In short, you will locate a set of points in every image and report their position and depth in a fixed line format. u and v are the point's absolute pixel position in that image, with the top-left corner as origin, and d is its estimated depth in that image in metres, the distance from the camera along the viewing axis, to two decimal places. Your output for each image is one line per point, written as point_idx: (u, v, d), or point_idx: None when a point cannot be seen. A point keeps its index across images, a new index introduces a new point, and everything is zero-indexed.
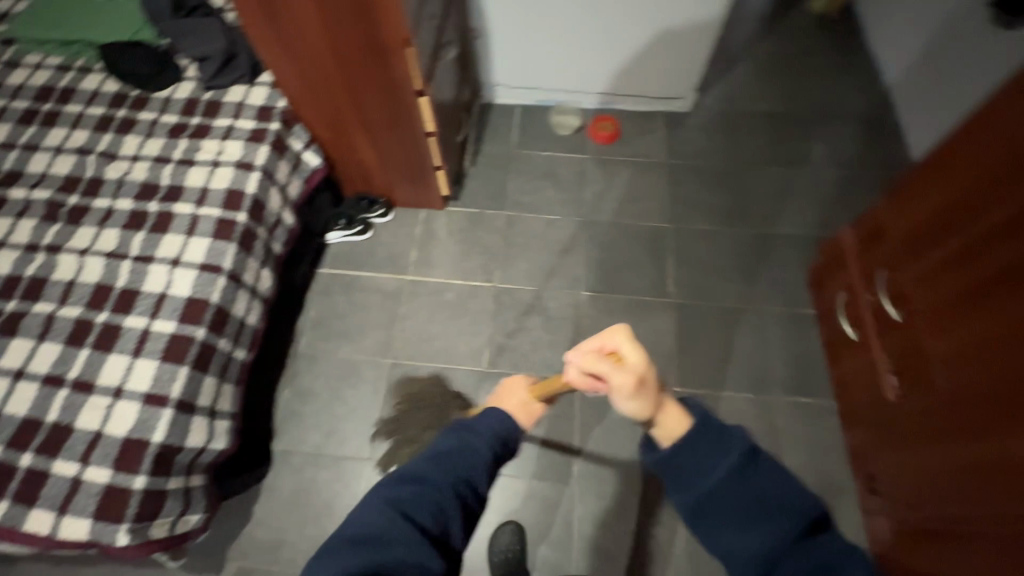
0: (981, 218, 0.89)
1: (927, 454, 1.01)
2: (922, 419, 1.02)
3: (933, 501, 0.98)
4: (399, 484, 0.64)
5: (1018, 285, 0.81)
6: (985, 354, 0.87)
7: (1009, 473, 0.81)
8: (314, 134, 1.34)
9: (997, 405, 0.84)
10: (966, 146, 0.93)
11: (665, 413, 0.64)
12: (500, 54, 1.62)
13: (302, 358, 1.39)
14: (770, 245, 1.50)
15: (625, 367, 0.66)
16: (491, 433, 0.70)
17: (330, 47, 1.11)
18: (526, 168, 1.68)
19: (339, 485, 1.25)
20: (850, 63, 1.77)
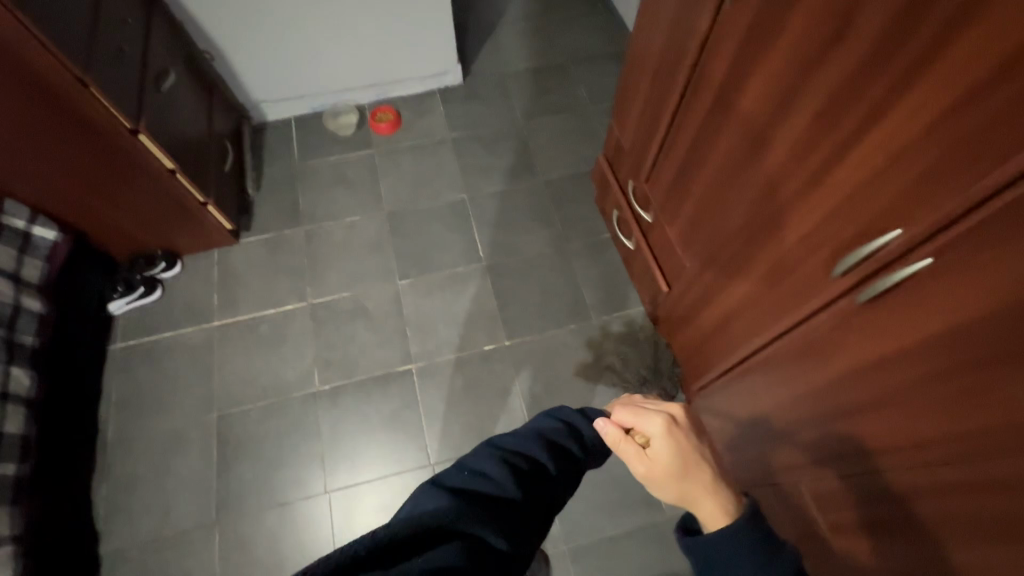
0: (672, 89, 0.98)
1: (710, 314, 1.08)
2: (698, 287, 1.10)
3: (729, 354, 1.05)
4: (507, 438, 0.63)
5: (721, 122, 0.87)
6: (717, 199, 0.93)
7: (769, 291, 0.86)
8: (34, 206, 1.18)
9: (741, 237, 0.90)
10: (645, 45, 1.05)
11: (699, 505, 0.61)
12: (248, 70, 1.57)
13: (113, 446, 1.26)
14: (558, 188, 1.62)
15: (647, 461, 0.64)
16: (589, 422, 0.71)
17: (12, 118, 1.00)
18: (316, 176, 1.63)
19: (189, 559, 1.17)
20: (587, 11, 1.97)
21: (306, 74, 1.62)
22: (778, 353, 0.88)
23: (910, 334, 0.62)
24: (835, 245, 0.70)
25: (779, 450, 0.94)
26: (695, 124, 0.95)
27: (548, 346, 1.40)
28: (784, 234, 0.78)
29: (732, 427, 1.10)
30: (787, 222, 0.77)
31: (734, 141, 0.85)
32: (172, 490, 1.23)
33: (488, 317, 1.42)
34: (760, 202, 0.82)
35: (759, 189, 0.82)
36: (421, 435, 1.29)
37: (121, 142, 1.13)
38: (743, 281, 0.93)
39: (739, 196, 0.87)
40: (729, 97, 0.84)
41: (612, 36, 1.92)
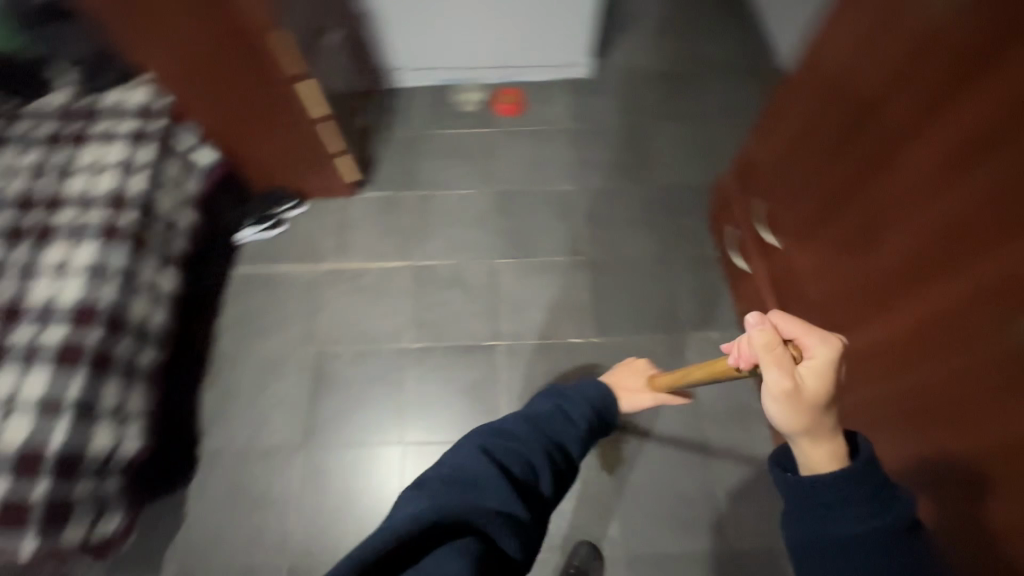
0: (831, 122, 0.94)
1: None
2: (818, 328, 1.06)
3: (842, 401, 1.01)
4: (500, 433, 0.71)
5: (889, 162, 0.83)
6: (869, 239, 0.90)
7: (911, 345, 0.82)
8: (205, 132, 1.32)
9: (890, 284, 0.86)
10: (802, 72, 1.01)
11: (815, 444, 0.59)
12: (393, 37, 1.64)
13: (224, 358, 1.39)
14: (670, 196, 1.59)
15: (801, 375, 0.58)
16: (587, 404, 0.78)
17: (211, 51, 1.13)
18: (435, 146, 1.69)
19: (274, 473, 1.27)
20: (728, 20, 1.91)
21: (445, 46, 1.68)
22: (920, 402, 0.81)
23: None
24: (1007, 311, 0.65)
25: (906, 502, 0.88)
26: (864, 146, 0.88)
27: (635, 351, 1.38)
28: (964, 277, 0.71)
29: None
30: (971, 265, 0.70)
31: (918, 168, 0.78)
32: (267, 410, 1.33)
33: (578, 309, 1.43)
34: (938, 238, 0.75)
35: (944, 224, 0.74)
36: (496, 408, 1.32)
37: (284, 88, 1.22)
38: (892, 320, 0.86)
39: (897, 241, 0.83)
40: (923, 120, 0.76)
41: (751, 50, 1.85)
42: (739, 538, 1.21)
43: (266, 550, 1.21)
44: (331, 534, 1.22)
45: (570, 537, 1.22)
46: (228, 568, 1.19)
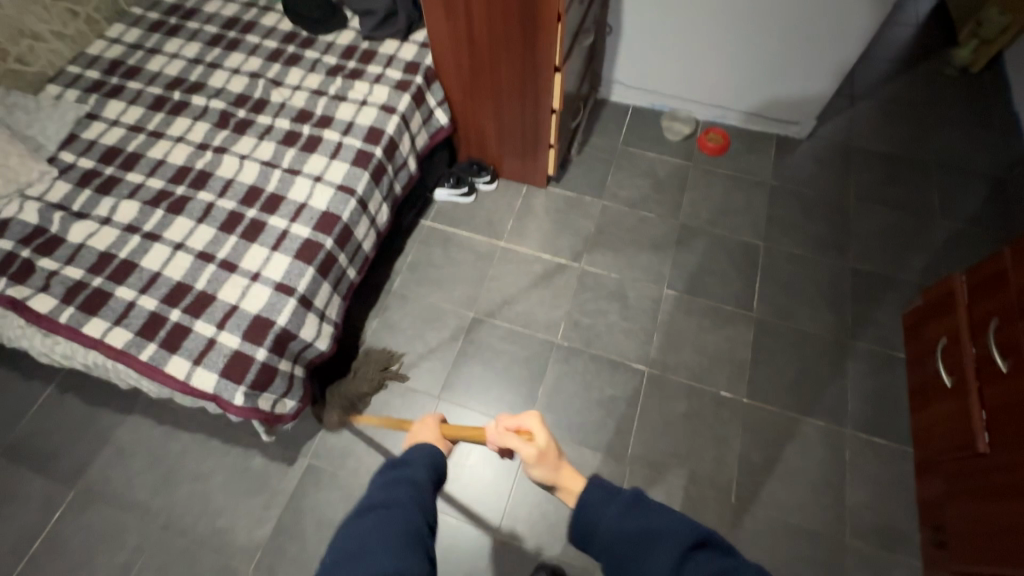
0: None
1: (994, 506, 0.98)
2: (1001, 474, 0.98)
3: (994, 556, 0.95)
4: (365, 507, 0.67)
5: None
6: None
7: None
8: (447, 94, 1.45)
9: None
10: None
11: (564, 477, 0.72)
12: (627, 53, 1.70)
13: (393, 295, 1.51)
14: (864, 283, 1.49)
15: (531, 443, 0.72)
16: (426, 457, 0.76)
17: (490, 29, 1.24)
18: (629, 164, 1.73)
19: (407, 413, 1.35)
20: (980, 121, 1.76)
21: (674, 74, 1.70)
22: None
23: None
24: None
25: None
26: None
27: (785, 427, 1.30)
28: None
29: None
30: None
31: None
32: (416, 354, 1.43)
33: (735, 364, 1.38)
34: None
35: None
36: (626, 432, 1.30)
37: (542, 72, 1.30)
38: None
39: None
40: None
41: (999, 159, 1.68)
42: None
43: None
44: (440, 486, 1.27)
45: None
46: (346, 481, 1.27)
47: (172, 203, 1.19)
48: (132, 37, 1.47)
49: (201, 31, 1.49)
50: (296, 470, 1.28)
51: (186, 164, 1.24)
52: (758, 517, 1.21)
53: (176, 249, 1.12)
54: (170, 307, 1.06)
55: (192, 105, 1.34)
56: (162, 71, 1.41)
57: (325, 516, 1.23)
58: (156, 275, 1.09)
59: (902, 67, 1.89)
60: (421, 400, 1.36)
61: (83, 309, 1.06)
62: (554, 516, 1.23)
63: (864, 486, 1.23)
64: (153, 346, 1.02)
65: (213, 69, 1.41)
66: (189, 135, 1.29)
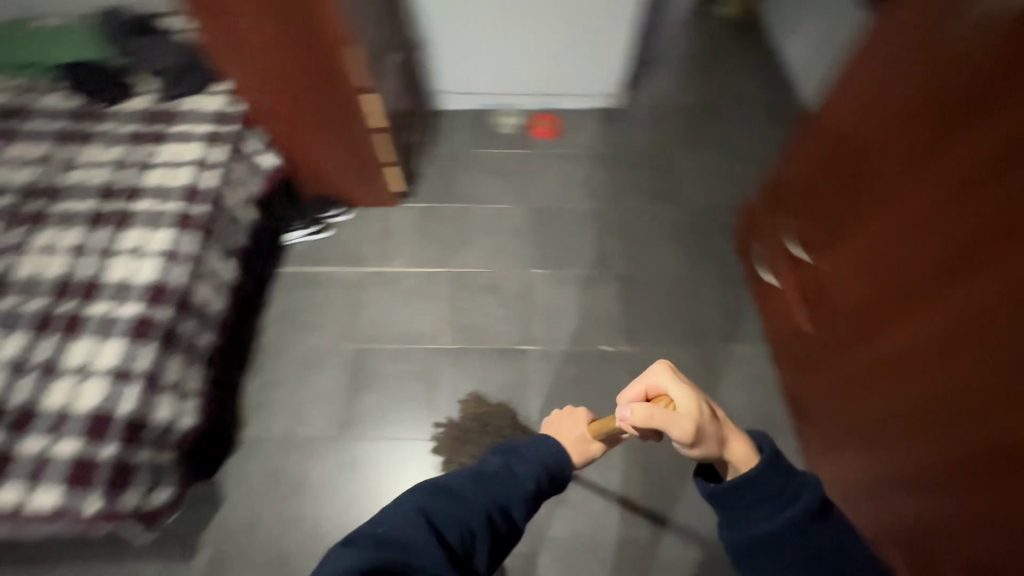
0: (851, 154, 1.05)
1: (833, 366, 1.15)
2: (830, 339, 1.15)
3: (844, 406, 1.12)
4: (445, 490, 0.70)
5: (893, 196, 0.94)
6: (871, 266, 1.00)
7: (904, 362, 0.93)
8: (270, 139, 1.42)
9: (886, 304, 0.98)
10: (833, 105, 1.10)
11: (732, 445, 0.69)
12: (443, 63, 1.77)
13: (267, 351, 1.45)
14: (698, 217, 1.67)
15: (682, 414, 0.68)
16: (537, 463, 0.75)
17: (291, 65, 1.24)
18: (474, 164, 1.80)
19: (309, 464, 1.30)
20: (755, 61, 2.05)
21: (490, 73, 1.80)
22: (942, 411, 0.85)
23: None
24: (983, 339, 0.76)
25: (928, 511, 0.88)
26: (891, 166, 0.95)
27: (663, 362, 1.42)
28: (979, 286, 0.77)
29: (836, 472, 1.16)
30: (988, 272, 0.75)
31: (919, 202, 0.88)
32: (306, 402, 1.38)
33: (609, 319, 1.48)
34: (959, 251, 0.80)
35: (939, 261, 0.85)
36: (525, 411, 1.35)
37: (353, 97, 1.32)
38: (917, 329, 0.90)
39: (896, 268, 0.94)
40: (922, 166, 0.88)
41: (776, 89, 1.97)
42: None
43: (299, 536, 1.22)
44: (360, 524, 1.24)
45: (595, 537, 1.24)
46: (259, 555, 1.20)
47: None
48: None
49: None
50: (199, 562, 1.18)
51: None
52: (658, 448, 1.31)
53: None
54: None
55: None
56: None
57: None
58: None
59: (686, 29, 2.15)
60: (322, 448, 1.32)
61: None
62: None
63: (737, 391, 1.39)
64: None
65: None
66: None
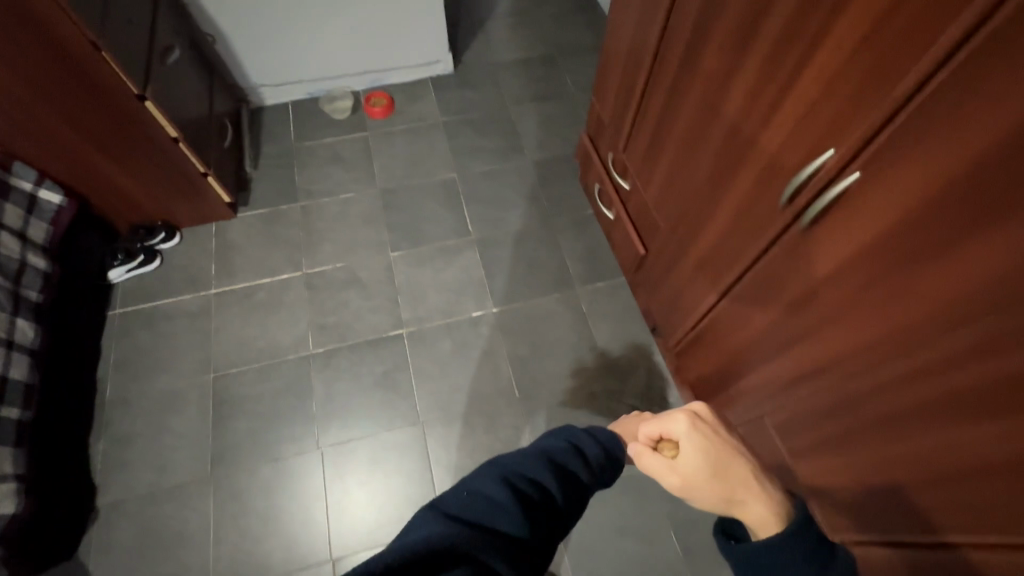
0: (637, 76, 1.11)
1: (668, 279, 1.25)
2: (661, 255, 1.25)
3: (683, 312, 1.22)
4: (514, 460, 0.63)
5: (673, 108, 1.02)
6: (670, 178, 1.09)
7: (712, 256, 1.03)
8: (43, 170, 1.23)
9: (688, 209, 1.07)
10: (618, 34, 1.15)
11: (747, 511, 0.63)
12: (249, 54, 1.64)
13: (111, 405, 1.30)
14: (545, 168, 1.70)
15: (677, 471, 0.67)
16: (599, 442, 0.71)
17: (38, 84, 1.07)
18: (310, 157, 1.69)
19: (185, 510, 1.20)
20: (575, 7, 2.09)
21: (304, 58, 1.69)
22: (749, 295, 0.95)
23: (829, 272, 0.75)
24: (759, 216, 0.86)
25: (761, 383, 1.00)
26: (666, 88, 1.02)
27: (534, 313, 1.46)
28: (742, 173, 0.87)
29: (691, 374, 1.27)
30: (748, 164, 0.84)
31: (692, 108, 0.96)
32: (169, 447, 1.26)
33: (476, 285, 1.49)
34: (727, 150, 0.89)
35: (714, 159, 0.93)
36: (407, 395, 1.34)
37: (129, 107, 1.19)
38: (715, 232, 1.00)
39: (688, 175, 1.03)
40: (686, 74, 0.95)
41: (598, 32, 2.03)
42: None
43: None
44: (254, 555, 1.17)
45: None
46: None
47: None
48: None
49: None
50: None
51: None
52: (542, 396, 1.35)
53: None
54: None
55: None
56: None
57: None
58: None
59: None
60: (196, 489, 1.22)
61: None
62: (379, 505, 1.23)
63: (606, 324, 1.46)
64: None
65: None
66: None
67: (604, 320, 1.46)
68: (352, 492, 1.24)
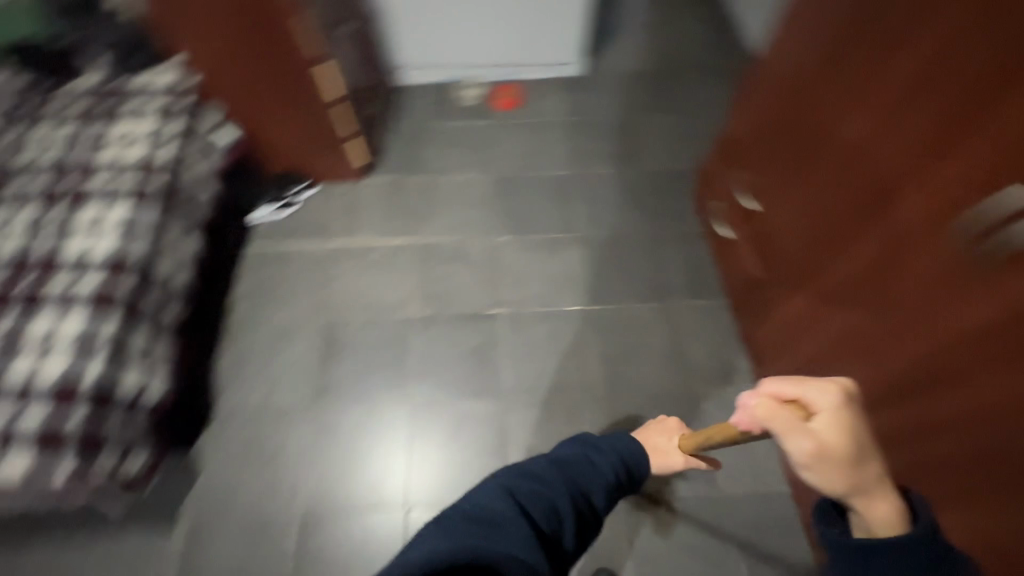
0: (785, 102, 1.12)
1: (785, 306, 1.22)
2: (779, 282, 1.23)
3: (797, 343, 1.19)
4: (522, 477, 0.70)
5: (822, 136, 1.01)
6: (808, 204, 1.08)
7: (845, 288, 1.00)
8: (231, 110, 1.43)
9: (824, 239, 1.05)
10: (769, 59, 1.17)
11: (877, 505, 0.52)
12: (402, 36, 1.78)
13: (237, 327, 1.45)
14: (658, 181, 1.71)
15: (805, 431, 0.53)
16: (614, 455, 0.78)
17: (248, 36, 1.27)
18: (437, 137, 1.80)
19: (285, 432, 1.32)
20: (710, 28, 2.09)
21: (449, 44, 1.81)
22: (870, 333, 0.94)
23: (986, 320, 0.71)
24: (914, 252, 0.83)
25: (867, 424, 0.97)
26: (823, 110, 1.00)
27: (628, 317, 1.47)
28: (903, 207, 0.84)
29: None
30: (914, 199, 0.82)
31: (848, 136, 0.95)
32: (278, 373, 1.39)
33: (575, 280, 1.52)
34: (877, 186, 0.89)
35: (869, 190, 0.91)
36: (495, 370, 1.39)
37: (309, 68, 1.33)
38: (853, 264, 0.97)
39: (829, 204, 1.01)
40: (848, 102, 0.94)
41: (731, 54, 2.02)
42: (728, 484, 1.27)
43: (277, 499, 1.25)
44: (337, 487, 1.26)
45: None
46: (238, 521, 1.22)
47: None
48: None
49: None
50: (179, 533, 1.20)
51: None
52: (624, 398, 1.36)
53: None
54: None
55: None
56: None
57: (226, 563, 1.18)
58: None
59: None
60: (296, 417, 1.34)
61: None
62: (454, 469, 1.28)
63: (700, 341, 1.44)
64: None
65: None
66: None
67: (699, 340, 1.44)
68: (433, 450, 1.30)
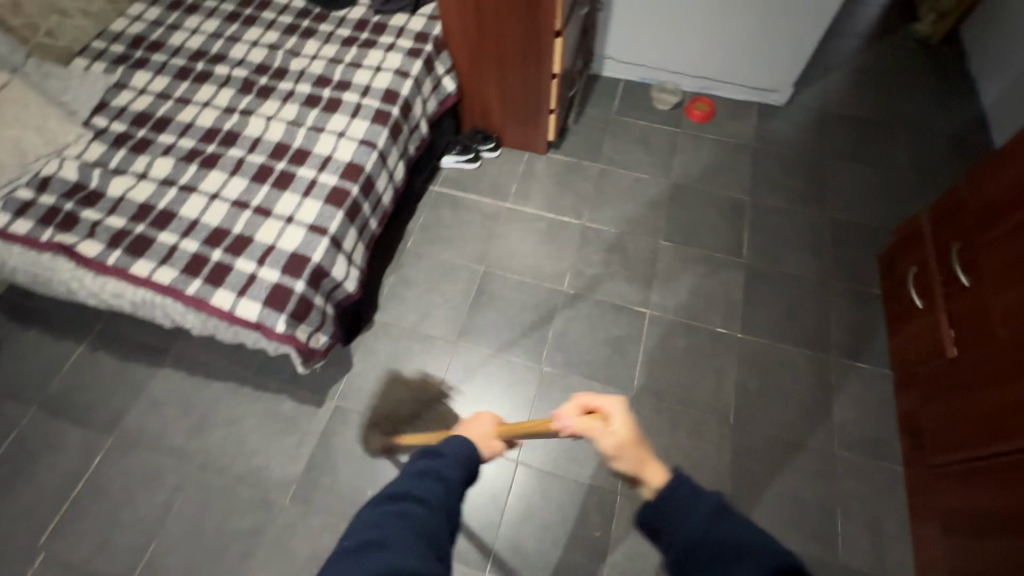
0: None
1: (962, 400, 1.11)
2: (971, 375, 1.10)
3: (965, 439, 1.09)
4: (385, 503, 0.62)
5: None
6: None
7: None
8: (455, 63, 1.56)
9: None
10: None
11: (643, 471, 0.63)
12: (619, 30, 1.83)
13: (408, 254, 1.60)
14: (842, 231, 1.61)
15: (610, 430, 0.64)
16: (459, 453, 0.72)
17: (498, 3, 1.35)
18: (622, 132, 1.84)
19: (427, 356, 1.44)
20: (941, 88, 1.93)
21: (661, 47, 1.83)
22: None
23: None
24: None
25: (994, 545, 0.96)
26: None
27: (776, 357, 1.41)
28: None
29: (939, 500, 1.14)
30: None
31: None
32: (431, 305, 1.52)
33: (730, 304, 1.49)
34: None
35: None
36: (628, 365, 1.41)
37: (544, 39, 1.41)
38: None
39: None
40: None
41: (960, 120, 1.85)
42: (849, 555, 1.18)
43: None
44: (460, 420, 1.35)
45: None
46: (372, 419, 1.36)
47: (204, 160, 1.26)
48: (153, 15, 1.54)
49: (219, 8, 1.56)
50: (325, 411, 1.37)
51: (214, 126, 1.32)
52: (753, 434, 1.32)
53: (211, 200, 1.20)
54: (211, 249, 1.14)
55: (216, 73, 1.41)
56: (184, 45, 1.47)
57: (355, 452, 1.32)
58: (194, 222, 1.18)
59: (871, 43, 2.06)
60: (439, 346, 1.45)
61: (129, 253, 1.14)
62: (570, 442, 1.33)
63: (851, 404, 1.35)
64: (197, 282, 1.11)
65: (233, 42, 1.48)
66: (214, 101, 1.36)
67: (850, 401, 1.35)
68: None
